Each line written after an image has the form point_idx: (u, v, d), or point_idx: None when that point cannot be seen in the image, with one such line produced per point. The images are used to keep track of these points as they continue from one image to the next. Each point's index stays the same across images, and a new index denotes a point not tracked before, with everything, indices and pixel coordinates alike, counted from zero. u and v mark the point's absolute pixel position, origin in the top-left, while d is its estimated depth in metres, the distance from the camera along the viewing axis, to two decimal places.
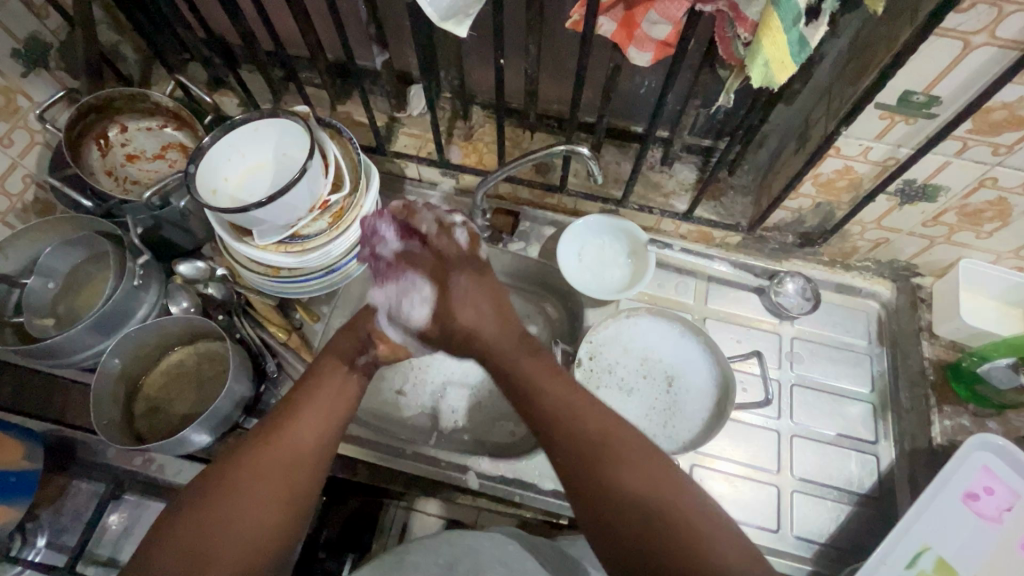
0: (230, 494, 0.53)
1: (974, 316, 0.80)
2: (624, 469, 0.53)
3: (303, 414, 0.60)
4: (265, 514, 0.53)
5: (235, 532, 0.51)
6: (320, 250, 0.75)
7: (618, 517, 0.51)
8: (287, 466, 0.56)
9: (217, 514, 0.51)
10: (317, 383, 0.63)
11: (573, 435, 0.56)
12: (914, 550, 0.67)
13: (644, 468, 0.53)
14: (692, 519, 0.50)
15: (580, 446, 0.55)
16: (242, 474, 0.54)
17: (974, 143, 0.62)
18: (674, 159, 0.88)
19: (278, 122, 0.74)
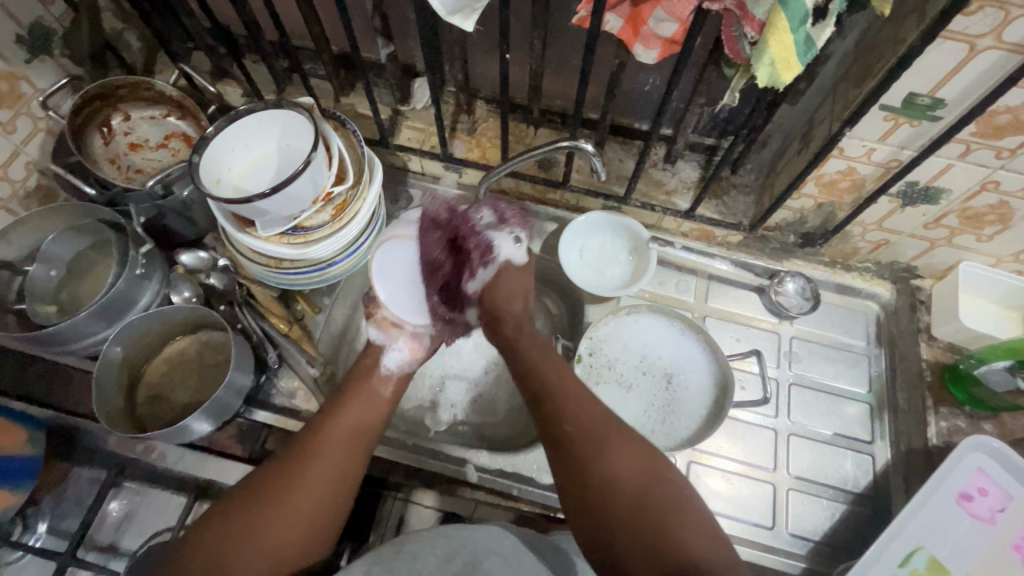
0: (270, 501, 0.56)
1: (973, 319, 0.80)
2: (621, 455, 0.56)
3: (341, 424, 0.65)
4: (292, 530, 0.55)
5: (273, 535, 0.54)
6: (323, 242, 0.76)
7: (600, 491, 0.54)
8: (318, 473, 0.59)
9: (271, 517, 0.55)
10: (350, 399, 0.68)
11: (571, 415, 0.60)
12: (907, 549, 0.67)
13: (642, 467, 0.56)
14: (684, 516, 0.53)
15: (584, 426, 0.59)
16: (285, 478, 0.58)
17: (977, 146, 0.62)
18: (676, 157, 0.88)
19: (282, 113, 0.74)
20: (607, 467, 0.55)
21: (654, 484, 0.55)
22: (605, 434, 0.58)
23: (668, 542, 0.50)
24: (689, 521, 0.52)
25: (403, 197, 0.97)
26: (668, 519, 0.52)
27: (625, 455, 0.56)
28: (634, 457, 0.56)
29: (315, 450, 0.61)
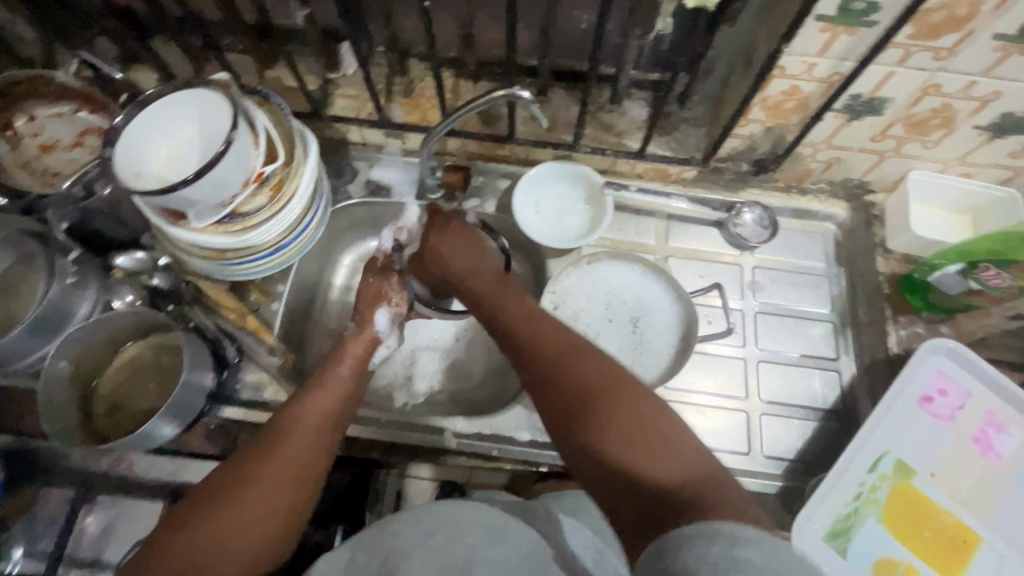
0: (234, 492, 0.55)
1: (924, 227, 0.81)
2: (583, 392, 0.55)
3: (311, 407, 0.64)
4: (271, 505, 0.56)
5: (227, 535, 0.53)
6: (263, 226, 0.72)
7: (580, 436, 0.54)
8: (276, 466, 0.58)
9: (239, 506, 0.54)
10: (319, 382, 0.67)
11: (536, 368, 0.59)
12: (874, 455, 0.69)
13: (613, 402, 0.54)
14: (664, 442, 0.51)
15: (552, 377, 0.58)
16: (247, 468, 0.57)
17: (915, 49, 0.61)
18: (622, 97, 0.85)
19: (196, 93, 0.69)
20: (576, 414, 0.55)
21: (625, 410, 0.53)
22: (567, 375, 0.57)
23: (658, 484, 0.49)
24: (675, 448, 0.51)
25: (346, 170, 0.92)
26: (647, 454, 0.50)
27: (592, 392, 0.55)
28: (595, 379, 0.56)
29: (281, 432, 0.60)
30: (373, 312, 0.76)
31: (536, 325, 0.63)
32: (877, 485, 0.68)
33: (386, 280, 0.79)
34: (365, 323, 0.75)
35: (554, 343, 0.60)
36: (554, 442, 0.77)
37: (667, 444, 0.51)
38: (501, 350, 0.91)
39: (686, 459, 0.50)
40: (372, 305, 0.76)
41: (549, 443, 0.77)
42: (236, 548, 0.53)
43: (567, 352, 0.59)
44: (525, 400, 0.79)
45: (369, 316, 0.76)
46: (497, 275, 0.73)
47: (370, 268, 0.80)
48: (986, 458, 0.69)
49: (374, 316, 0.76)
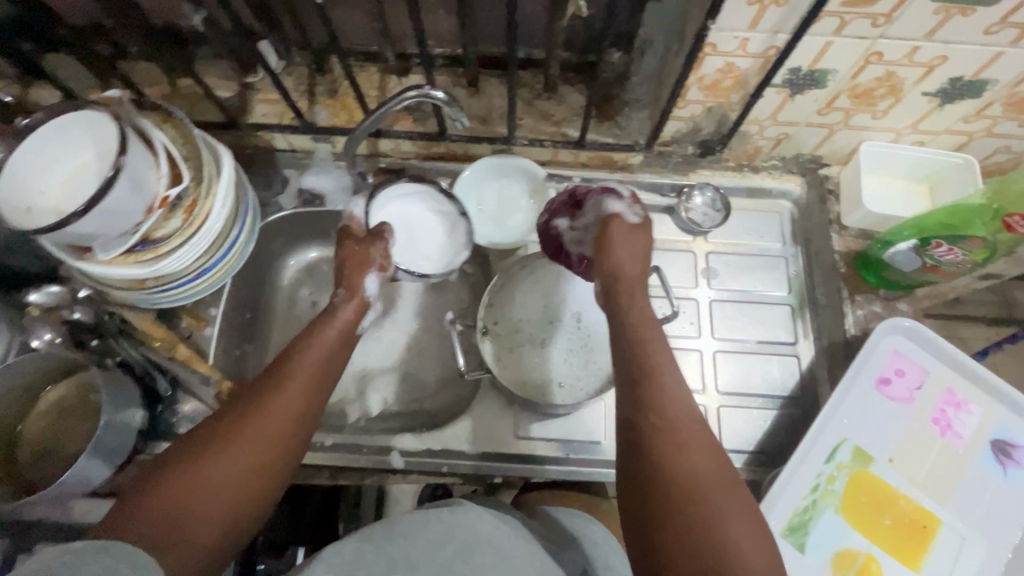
0: (215, 456, 0.47)
1: (877, 201, 0.79)
2: (686, 418, 0.49)
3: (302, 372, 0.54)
4: (254, 480, 0.48)
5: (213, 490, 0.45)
6: (179, 252, 0.68)
7: (659, 449, 0.48)
8: (267, 425, 0.49)
9: (219, 476, 0.46)
10: (310, 340, 0.56)
11: (646, 398, 0.50)
12: (832, 444, 0.67)
13: (704, 451, 0.48)
14: (735, 509, 0.46)
15: (662, 426, 0.48)
16: (231, 436, 0.48)
17: (851, 17, 0.57)
18: (557, 84, 0.81)
19: (88, 117, 0.64)
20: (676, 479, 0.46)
21: (737, 517, 0.45)
22: (670, 386, 0.50)
23: (720, 553, 0.44)
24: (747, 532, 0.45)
25: (276, 179, 0.87)
26: (715, 512, 0.45)
27: (711, 485, 0.46)
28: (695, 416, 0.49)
29: (273, 396, 0.51)
30: (361, 277, 0.63)
31: (656, 324, 0.54)
32: (835, 475, 0.66)
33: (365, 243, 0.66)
34: (354, 287, 0.62)
35: (665, 358, 0.52)
36: (502, 453, 0.74)
37: (741, 518, 0.46)
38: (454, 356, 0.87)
39: (757, 540, 0.45)
40: (358, 267, 0.64)
41: (503, 453, 0.74)
42: (216, 511, 0.45)
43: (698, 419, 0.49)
44: (473, 410, 0.76)
45: (357, 280, 0.63)
46: (634, 260, 0.58)
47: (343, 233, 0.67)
48: (945, 439, 0.67)
49: (363, 279, 0.63)
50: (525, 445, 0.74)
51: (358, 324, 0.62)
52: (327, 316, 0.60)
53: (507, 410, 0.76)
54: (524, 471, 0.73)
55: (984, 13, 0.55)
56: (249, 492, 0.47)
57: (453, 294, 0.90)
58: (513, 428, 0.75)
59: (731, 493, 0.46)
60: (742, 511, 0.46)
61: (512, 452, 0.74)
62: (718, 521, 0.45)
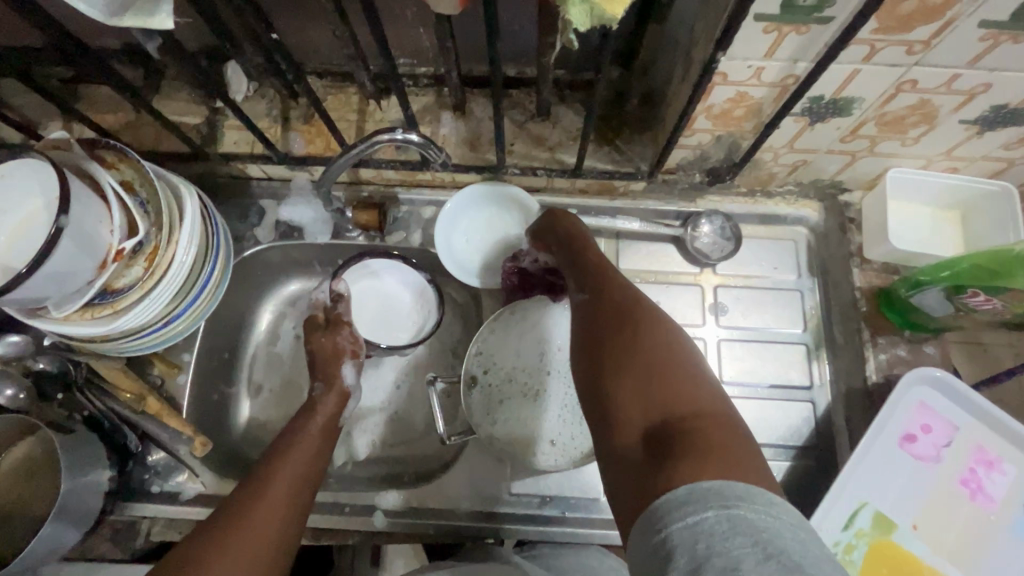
0: (211, 557, 0.47)
1: (902, 233, 0.72)
2: (622, 329, 0.47)
3: (283, 471, 0.57)
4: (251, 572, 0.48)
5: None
6: (141, 305, 0.62)
7: (600, 365, 0.46)
8: (265, 517, 0.52)
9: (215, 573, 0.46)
10: (289, 444, 0.61)
11: (586, 283, 0.53)
12: (851, 509, 0.62)
13: (650, 349, 0.45)
14: (689, 400, 0.42)
15: (598, 296, 0.51)
16: (225, 534, 0.49)
17: (883, 44, 0.49)
18: (551, 105, 0.74)
19: (32, 163, 0.59)
20: (610, 343, 0.47)
21: (680, 360, 0.44)
22: (607, 303, 0.50)
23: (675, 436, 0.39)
24: (714, 424, 0.40)
25: (252, 210, 0.81)
26: (667, 408, 0.42)
27: (647, 332, 0.46)
28: (643, 326, 0.47)
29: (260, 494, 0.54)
30: (337, 368, 0.71)
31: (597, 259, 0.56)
32: (853, 544, 0.61)
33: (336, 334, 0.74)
34: (330, 381, 0.70)
35: (611, 283, 0.52)
36: (494, 512, 0.69)
37: (701, 411, 0.41)
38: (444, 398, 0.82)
39: (723, 430, 0.40)
40: (334, 361, 0.72)
41: (496, 513, 0.69)
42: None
43: (635, 291, 0.51)
44: (463, 465, 0.71)
45: (335, 373, 0.71)
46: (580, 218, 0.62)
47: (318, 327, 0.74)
48: (976, 502, 0.62)
49: (339, 372, 0.71)
50: (519, 502, 0.69)
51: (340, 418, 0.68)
52: (310, 410, 0.67)
53: (499, 464, 0.70)
54: (518, 533, 0.68)
55: None
56: None
57: (442, 330, 0.84)
58: (505, 484, 0.70)
59: (667, 341, 0.46)
60: (684, 359, 0.45)
61: (505, 510, 0.69)
62: (659, 363, 0.44)
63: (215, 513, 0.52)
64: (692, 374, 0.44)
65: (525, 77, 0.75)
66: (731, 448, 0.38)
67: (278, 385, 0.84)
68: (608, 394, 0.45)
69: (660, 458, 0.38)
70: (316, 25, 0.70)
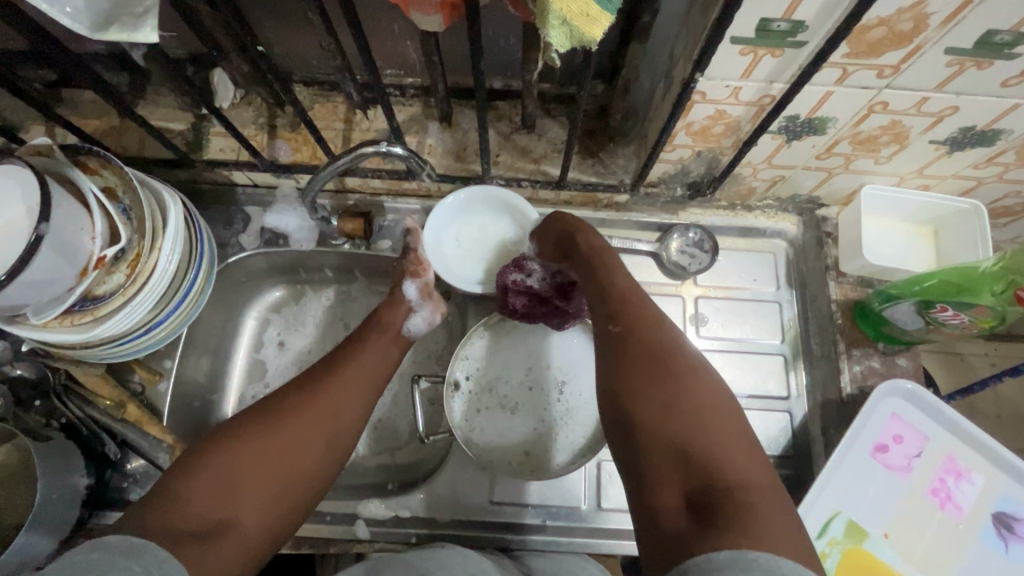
0: (252, 439, 0.55)
1: (876, 247, 0.73)
2: (657, 379, 0.51)
3: (340, 374, 0.62)
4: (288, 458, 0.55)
5: (272, 457, 0.54)
6: (122, 312, 0.62)
7: (640, 415, 0.50)
8: (321, 405, 0.59)
9: (253, 450, 0.54)
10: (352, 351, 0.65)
11: (621, 318, 0.56)
12: (825, 517, 0.63)
13: (689, 405, 0.49)
14: (726, 459, 0.46)
15: (635, 339, 0.54)
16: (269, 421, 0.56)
17: (854, 68, 0.51)
18: (536, 118, 0.75)
19: (14, 170, 0.58)
20: (651, 396, 0.50)
21: (715, 418, 0.49)
22: (644, 351, 0.53)
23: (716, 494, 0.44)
24: (754, 487, 0.44)
25: (237, 217, 0.81)
26: (707, 466, 0.46)
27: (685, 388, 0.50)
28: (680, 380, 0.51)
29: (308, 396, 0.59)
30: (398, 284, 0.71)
31: (631, 291, 0.58)
32: (827, 553, 0.62)
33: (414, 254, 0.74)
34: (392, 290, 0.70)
35: (649, 328, 0.55)
36: (477, 520, 0.69)
37: (737, 470, 0.45)
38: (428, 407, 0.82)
39: (760, 492, 0.44)
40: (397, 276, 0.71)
41: (478, 522, 0.69)
42: (287, 472, 0.54)
43: (670, 342, 0.54)
44: (446, 473, 0.71)
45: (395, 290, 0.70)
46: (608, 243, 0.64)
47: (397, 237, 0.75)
48: (945, 511, 0.63)
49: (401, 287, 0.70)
50: (501, 511, 0.70)
51: (402, 331, 0.69)
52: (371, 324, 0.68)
53: (480, 472, 0.71)
54: (500, 542, 0.69)
55: (1003, 66, 0.49)
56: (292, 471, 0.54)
57: (426, 338, 0.84)
58: (487, 492, 0.70)
59: (704, 397, 0.50)
60: (720, 419, 0.49)
61: (488, 519, 0.69)
62: (698, 422, 0.48)
63: (263, 409, 0.58)
64: (727, 435, 0.48)
65: (510, 90, 0.76)
66: (768, 512, 0.42)
67: (261, 393, 0.83)
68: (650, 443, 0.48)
69: (703, 522, 0.42)
70: (304, 36, 0.70)
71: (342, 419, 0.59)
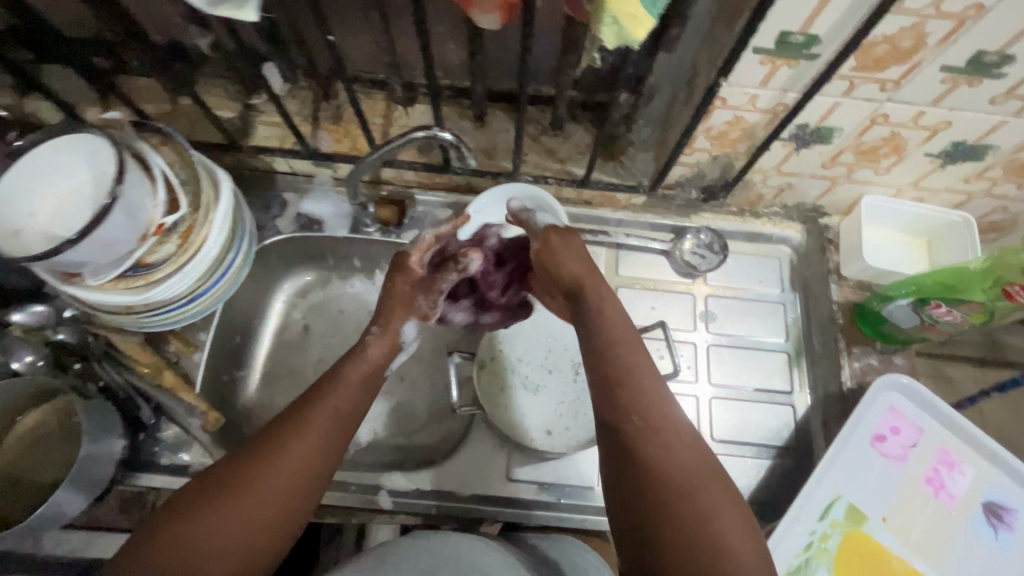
0: (205, 510, 0.48)
1: (876, 253, 0.79)
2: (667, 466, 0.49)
3: (306, 421, 0.53)
4: (244, 535, 0.48)
5: (226, 536, 0.47)
6: (170, 280, 0.66)
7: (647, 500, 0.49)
8: (285, 465, 0.50)
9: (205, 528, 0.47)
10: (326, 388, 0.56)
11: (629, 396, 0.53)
12: (826, 500, 0.67)
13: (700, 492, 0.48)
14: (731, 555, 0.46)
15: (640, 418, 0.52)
16: (223, 485, 0.49)
17: (860, 81, 0.57)
18: (564, 122, 0.81)
19: (83, 138, 0.62)
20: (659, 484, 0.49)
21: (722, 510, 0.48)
22: (651, 431, 0.51)
23: None
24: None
25: (275, 202, 0.86)
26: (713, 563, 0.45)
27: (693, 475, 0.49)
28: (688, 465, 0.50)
29: (267, 455, 0.51)
30: (400, 323, 0.65)
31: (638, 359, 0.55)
32: (828, 533, 0.66)
33: (421, 289, 0.69)
34: (391, 330, 0.64)
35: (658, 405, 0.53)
36: (496, 496, 0.72)
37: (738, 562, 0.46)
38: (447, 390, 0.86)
39: None
40: (400, 313, 0.65)
41: (497, 497, 0.72)
42: (245, 545, 0.48)
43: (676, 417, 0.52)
44: (467, 450, 0.75)
45: (396, 323, 0.65)
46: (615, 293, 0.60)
47: (398, 267, 0.68)
48: (938, 498, 0.67)
49: (402, 325, 0.65)
50: (518, 488, 0.73)
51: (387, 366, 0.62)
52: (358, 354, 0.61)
53: (499, 450, 0.75)
54: (517, 518, 0.72)
55: (990, 84, 0.55)
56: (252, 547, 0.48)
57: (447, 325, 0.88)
58: (506, 469, 0.74)
59: (709, 484, 0.49)
60: (726, 507, 0.48)
61: (505, 495, 0.72)
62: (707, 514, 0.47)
63: (220, 470, 0.51)
64: (728, 516, 0.48)
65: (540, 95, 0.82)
66: None
67: (285, 371, 0.87)
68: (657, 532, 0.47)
69: None
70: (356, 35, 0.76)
71: (321, 466, 0.52)
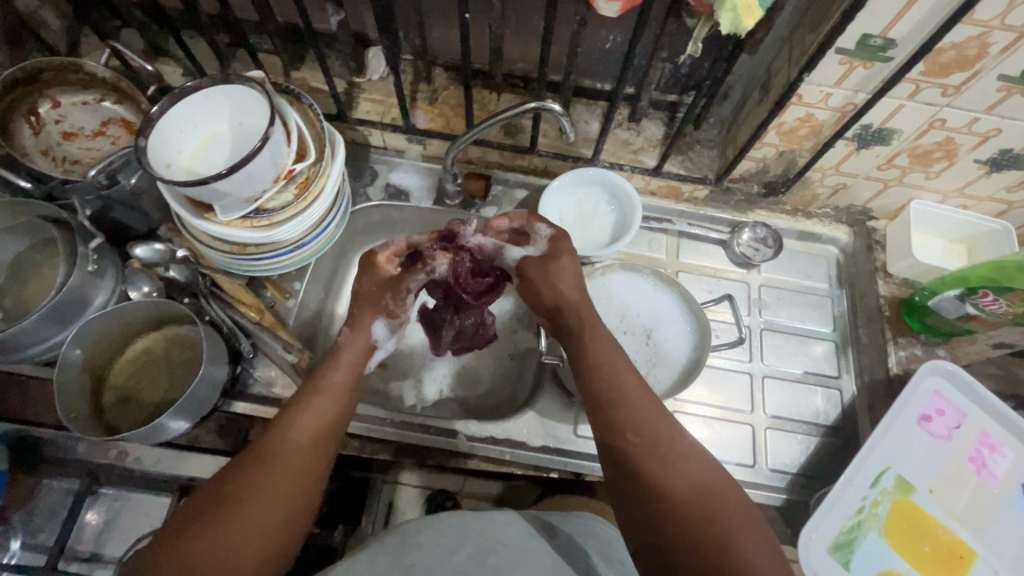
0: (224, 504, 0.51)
1: (924, 253, 0.85)
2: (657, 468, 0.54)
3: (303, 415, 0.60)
4: (266, 517, 0.52)
5: (247, 523, 0.51)
6: (288, 223, 0.72)
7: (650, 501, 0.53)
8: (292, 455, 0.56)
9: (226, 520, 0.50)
10: (315, 390, 0.63)
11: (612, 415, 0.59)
12: (876, 470, 0.72)
13: (692, 484, 0.54)
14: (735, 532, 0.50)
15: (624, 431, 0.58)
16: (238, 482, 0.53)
17: (926, 85, 0.65)
18: (641, 116, 0.89)
19: (232, 89, 0.70)
20: (656, 483, 0.54)
21: (717, 493, 0.53)
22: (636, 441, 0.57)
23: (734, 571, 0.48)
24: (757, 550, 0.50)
25: (366, 172, 0.94)
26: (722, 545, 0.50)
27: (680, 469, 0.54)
28: (676, 461, 0.55)
29: (273, 452, 0.56)
30: (370, 321, 0.71)
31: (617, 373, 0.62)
32: (879, 500, 0.71)
33: (388, 289, 0.72)
34: (361, 329, 0.70)
35: (640, 414, 0.58)
36: (563, 448, 0.79)
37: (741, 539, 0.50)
38: (510, 356, 0.91)
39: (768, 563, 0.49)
40: (369, 312, 0.71)
41: (565, 450, 0.79)
42: (268, 529, 0.52)
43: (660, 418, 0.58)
44: (538, 405, 0.80)
45: (366, 323, 0.71)
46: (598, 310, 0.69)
47: (365, 266, 0.71)
48: (981, 476, 0.72)
49: (372, 325, 0.71)
50: (584, 443, 0.79)
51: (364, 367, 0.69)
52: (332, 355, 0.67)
53: (567, 408, 0.81)
54: (581, 469, 0.78)
55: None
56: (275, 528, 0.52)
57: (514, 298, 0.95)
58: (572, 426, 0.80)
59: (699, 474, 0.54)
60: (719, 494, 0.53)
61: (572, 448, 0.79)
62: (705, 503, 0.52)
63: (231, 471, 0.55)
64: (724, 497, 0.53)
65: None
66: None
67: None
68: (665, 528, 0.52)
69: None
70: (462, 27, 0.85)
71: (322, 454, 0.59)
